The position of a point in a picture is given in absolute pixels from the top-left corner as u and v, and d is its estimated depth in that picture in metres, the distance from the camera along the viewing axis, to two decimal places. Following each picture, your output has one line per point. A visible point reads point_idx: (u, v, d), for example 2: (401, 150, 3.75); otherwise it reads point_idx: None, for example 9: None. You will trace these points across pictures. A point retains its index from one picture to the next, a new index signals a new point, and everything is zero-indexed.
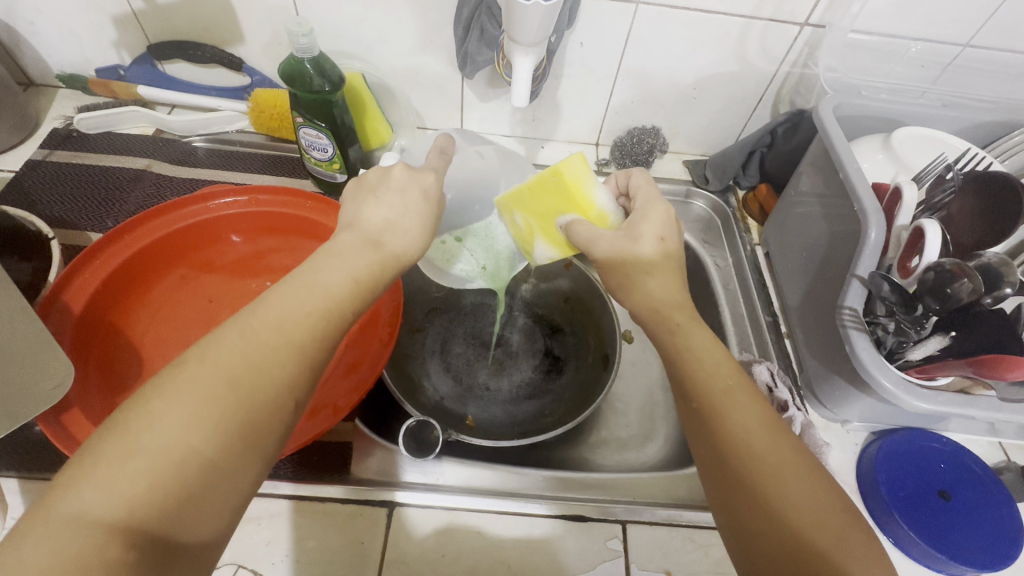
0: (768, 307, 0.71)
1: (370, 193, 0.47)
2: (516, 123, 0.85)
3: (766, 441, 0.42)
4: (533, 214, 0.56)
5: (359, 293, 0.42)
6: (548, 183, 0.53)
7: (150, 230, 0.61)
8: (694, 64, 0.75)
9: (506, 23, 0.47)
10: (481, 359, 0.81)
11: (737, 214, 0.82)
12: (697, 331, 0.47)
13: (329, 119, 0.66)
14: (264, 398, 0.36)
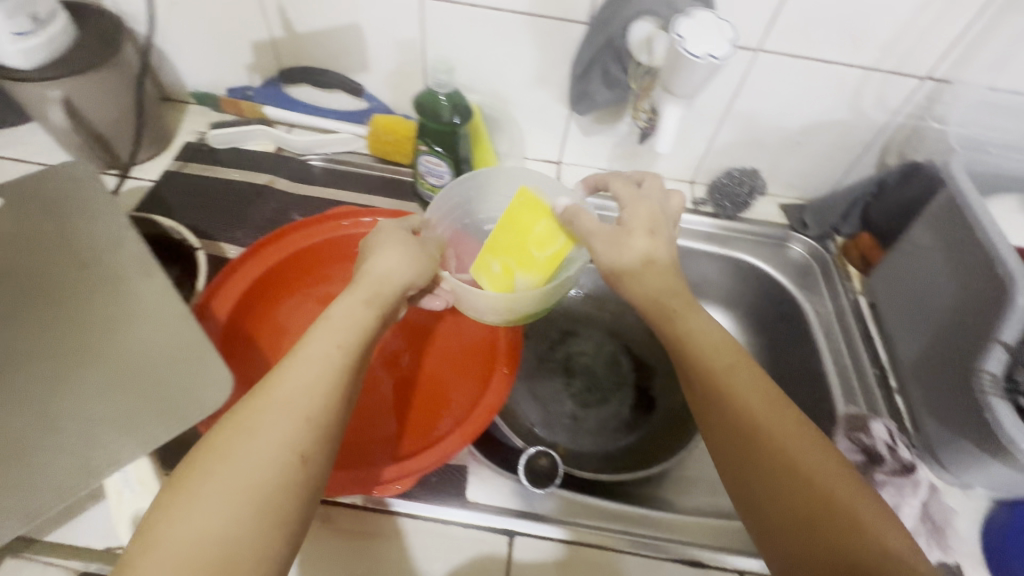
0: (875, 360, 0.70)
1: (371, 252, 0.54)
2: (615, 158, 0.86)
3: (774, 424, 0.44)
4: (510, 253, 0.57)
5: (337, 340, 0.45)
6: (518, 209, 0.57)
7: (296, 241, 0.65)
8: (804, 111, 0.76)
9: (666, 74, 0.50)
10: (571, 388, 0.81)
11: (836, 261, 0.81)
12: (693, 314, 0.51)
13: (451, 148, 0.69)
14: (286, 472, 0.38)
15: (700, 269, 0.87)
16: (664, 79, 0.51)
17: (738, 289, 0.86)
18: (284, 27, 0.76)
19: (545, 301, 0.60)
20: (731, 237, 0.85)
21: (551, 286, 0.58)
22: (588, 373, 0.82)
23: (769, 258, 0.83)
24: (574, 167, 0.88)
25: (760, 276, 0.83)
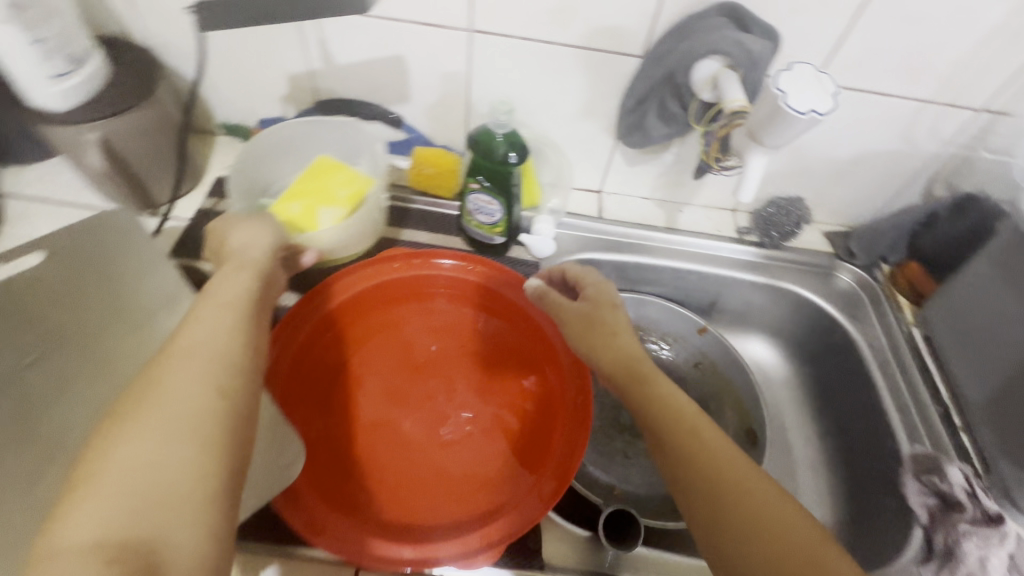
0: (937, 397, 0.69)
1: (234, 224, 0.57)
2: (659, 187, 0.84)
3: (716, 436, 0.46)
4: (308, 195, 0.67)
5: (242, 303, 0.46)
6: (330, 166, 0.69)
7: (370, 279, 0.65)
8: (856, 142, 0.75)
9: (759, 129, 0.53)
10: (621, 424, 0.79)
11: (886, 291, 0.80)
12: (629, 336, 0.54)
13: (505, 188, 0.67)
14: (223, 413, 0.37)
15: (744, 298, 0.86)
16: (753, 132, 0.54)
17: (784, 319, 0.85)
18: (324, 59, 0.73)
19: (360, 234, 0.71)
20: (777, 267, 0.83)
21: (355, 218, 0.68)
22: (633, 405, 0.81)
23: (818, 287, 0.82)
24: (615, 196, 0.86)
25: (808, 307, 0.82)
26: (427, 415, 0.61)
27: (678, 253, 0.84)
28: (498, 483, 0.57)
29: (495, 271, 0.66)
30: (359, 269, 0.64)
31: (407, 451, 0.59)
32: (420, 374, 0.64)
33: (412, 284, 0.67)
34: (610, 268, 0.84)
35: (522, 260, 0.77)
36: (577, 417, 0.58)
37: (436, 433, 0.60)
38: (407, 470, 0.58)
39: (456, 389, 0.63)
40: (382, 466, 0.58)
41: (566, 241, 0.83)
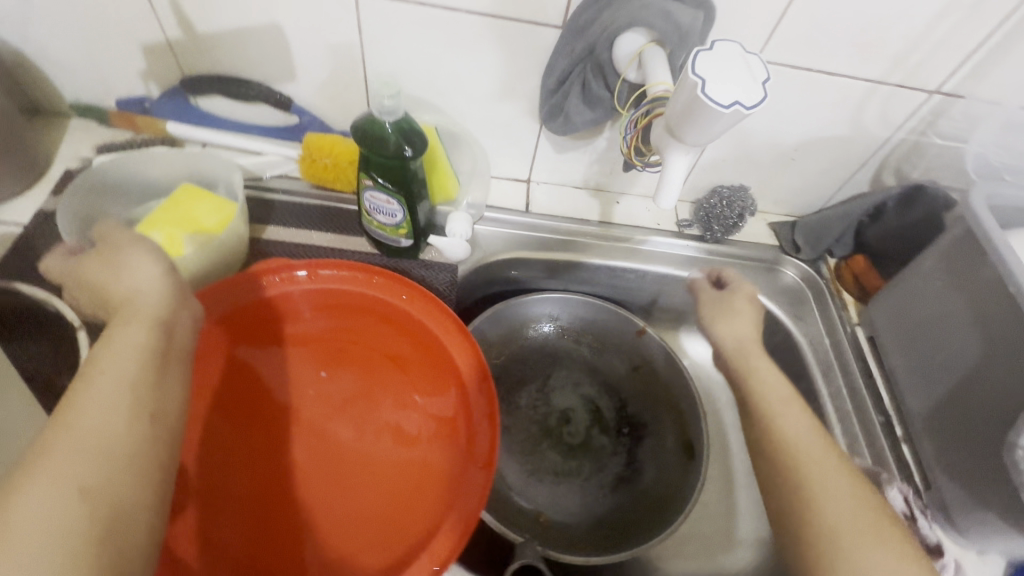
0: (880, 406, 0.64)
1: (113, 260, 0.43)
2: (592, 175, 0.76)
3: (829, 479, 0.49)
4: (167, 222, 0.59)
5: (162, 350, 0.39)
6: (186, 196, 0.61)
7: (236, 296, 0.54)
8: (801, 126, 0.68)
9: (677, 124, 0.45)
10: (550, 438, 0.73)
11: (831, 287, 0.75)
12: (769, 371, 0.59)
13: (403, 184, 0.57)
14: (122, 526, 0.32)
15: (684, 296, 0.79)
16: (672, 127, 0.46)
17: None
18: (181, 27, 0.60)
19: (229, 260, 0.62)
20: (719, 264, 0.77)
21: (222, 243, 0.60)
22: (564, 418, 0.74)
23: (761, 284, 0.76)
24: (545, 186, 0.77)
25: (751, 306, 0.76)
26: (308, 453, 0.52)
27: (613, 250, 0.76)
28: (389, 535, 0.48)
29: (390, 282, 0.57)
30: (224, 284, 0.54)
31: (282, 500, 0.50)
32: (301, 405, 0.54)
33: (293, 297, 0.56)
34: (539, 268, 0.76)
35: (437, 263, 0.69)
36: (480, 455, 0.50)
37: (318, 475, 0.51)
38: (280, 525, 0.48)
39: (344, 420, 0.54)
40: (249, 522, 0.48)
41: (489, 239, 0.74)
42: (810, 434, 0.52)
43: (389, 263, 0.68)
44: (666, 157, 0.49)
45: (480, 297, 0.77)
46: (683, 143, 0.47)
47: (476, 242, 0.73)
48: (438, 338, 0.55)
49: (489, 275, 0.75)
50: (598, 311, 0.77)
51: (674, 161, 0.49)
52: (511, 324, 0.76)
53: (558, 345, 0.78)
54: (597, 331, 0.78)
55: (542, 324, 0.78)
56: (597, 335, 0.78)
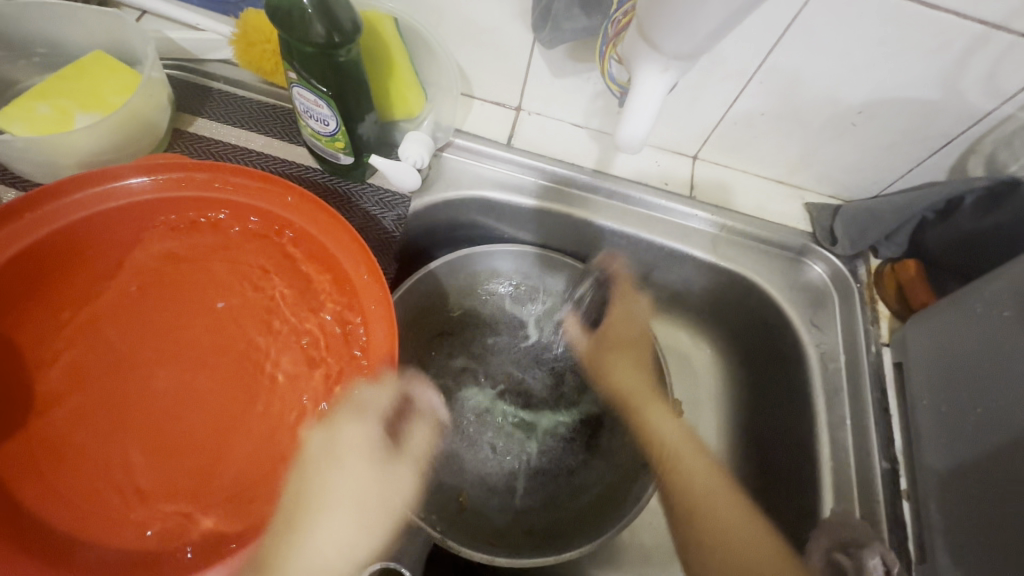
0: (888, 449, 0.52)
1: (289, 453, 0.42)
2: (594, 112, 0.61)
3: (693, 464, 0.55)
4: (64, 93, 0.50)
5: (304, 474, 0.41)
6: (96, 64, 0.52)
7: (115, 195, 0.45)
8: (872, 80, 0.51)
9: (649, 28, 0.36)
10: (496, 412, 0.64)
11: (865, 293, 0.60)
12: (634, 373, 0.61)
13: (333, 83, 0.45)
14: None
15: (681, 276, 0.66)
16: (642, 36, 0.37)
17: (726, 310, 0.67)
18: None
19: (132, 150, 0.52)
20: (731, 244, 0.63)
21: (120, 127, 0.49)
22: (514, 390, 0.65)
23: (777, 277, 0.62)
24: (537, 118, 0.64)
25: (760, 301, 0.63)
26: (176, 390, 0.43)
27: (604, 208, 0.63)
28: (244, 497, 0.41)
29: (307, 204, 0.46)
30: (111, 175, 0.44)
31: (133, 436, 0.42)
32: (180, 332, 0.45)
33: (189, 202, 0.46)
34: (512, 215, 0.64)
35: (385, 192, 0.58)
36: None
37: (181, 417, 0.43)
38: (125, 467, 0.41)
39: (228, 360, 0.45)
40: (91, 457, 0.41)
41: (456, 172, 0.62)
42: (698, 456, 0.55)
43: (329, 183, 0.57)
44: (637, 76, 0.39)
45: (441, 240, 0.66)
46: (659, 58, 0.37)
47: (439, 173, 0.62)
48: (352, 282, 0.45)
49: (452, 216, 0.64)
50: (579, 278, 0.65)
51: (646, 80, 0.39)
52: (473, 276, 0.65)
53: (527, 309, 0.68)
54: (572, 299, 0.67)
55: (507, 283, 0.67)
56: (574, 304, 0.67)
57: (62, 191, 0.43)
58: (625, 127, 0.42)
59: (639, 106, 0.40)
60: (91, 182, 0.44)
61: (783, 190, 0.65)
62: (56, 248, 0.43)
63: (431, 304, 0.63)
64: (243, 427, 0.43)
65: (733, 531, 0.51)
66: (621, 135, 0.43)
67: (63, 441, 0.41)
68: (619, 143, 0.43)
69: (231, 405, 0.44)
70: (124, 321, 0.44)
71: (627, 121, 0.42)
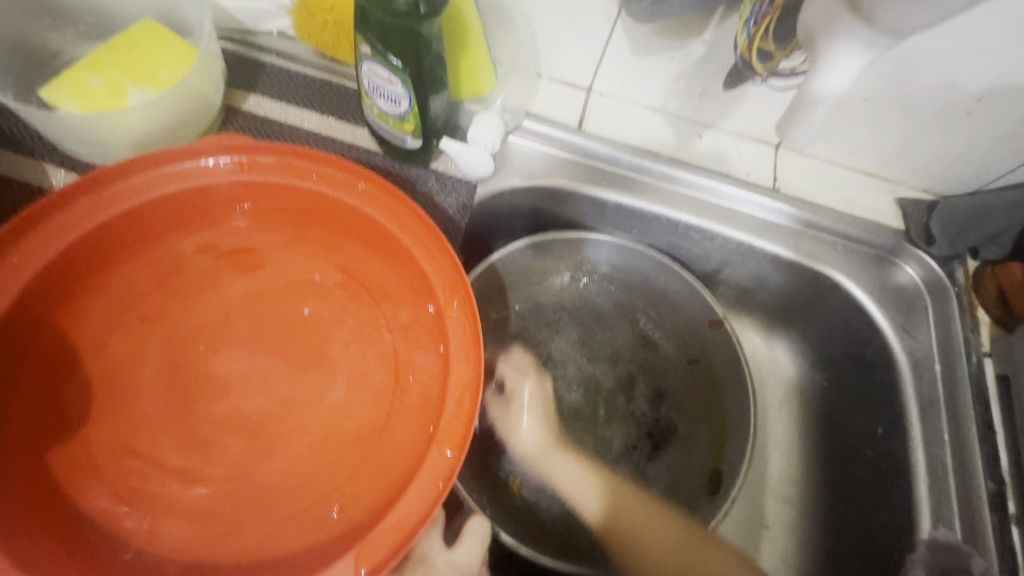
0: (993, 470, 0.48)
1: (389, 371, 0.41)
2: (674, 94, 0.56)
3: (604, 504, 0.54)
4: (116, 64, 0.46)
5: (406, 391, 0.40)
6: (148, 32, 0.48)
7: (180, 175, 0.42)
8: (1004, 65, 0.45)
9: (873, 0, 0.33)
10: (562, 404, 0.60)
11: (963, 299, 0.56)
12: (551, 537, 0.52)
13: (410, 58, 0.41)
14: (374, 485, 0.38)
15: (755, 273, 0.62)
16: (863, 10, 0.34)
17: (802, 309, 0.62)
18: None
19: (186, 128, 0.48)
20: (814, 241, 0.59)
21: (174, 103, 0.45)
22: (586, 387, 0.61)
23: (862, 277, 0.58)
24: (609, 100, 0.59)
25: (843, 303, 0.59)
26: (241, 393, 0.40)
27: (678, 199, 0.59)
28: (319, 491, 0.38)
29: (378, 191, 0.43)
30: (178, 154, 0.41)
31: (200, 441, 0.39)
32: (246, 331, 0.42)
33: (253, 190, 0.43)
34: (578, 206, 0.60)
35: (450, 177, 0.54)
36: (446, 436, 0.37)
37: (249, 421, 0.40)
38: (194, 459, 0.38)
39: (297, 360, 0.42)
40: (158, 461, 0.38)
41: (523, 156, 0.58)
42: (602, 476, 0.55)
43: (390, 167, 0.53)
44: (824, 51, 0.37)
45: (499, 229, 0.62)
46: (868, 31, 0.35)
47: (505, 158, 0.58)
48: (430, 282, 0.41)
49: (515, 205, 0.59)
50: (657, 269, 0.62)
51: (836, 59, 0.36)
52: (552, 260, 0.62)
53: (596, 308, 0.64)
54: (652, 308, 0.64)
55: (574, 271, 0.64)
56: (653, 312, 0.64)
57: (121, 174, 0.40)
58: (796, 121, 0.40)
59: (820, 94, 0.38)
60: (153, 164, 0.41)
61: (873, 182, 0.60)
62: (114, 237, 0.40)
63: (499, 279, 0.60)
64: (316, 415, 0.40)
65: (632, 532, 0.53)
66: (792, 127, 0.40)
67: (129, 432, 0.38)
68: (783, 133, 0.41)
69: (300, 408, 0.40)
70: (191, 311, 0.42)
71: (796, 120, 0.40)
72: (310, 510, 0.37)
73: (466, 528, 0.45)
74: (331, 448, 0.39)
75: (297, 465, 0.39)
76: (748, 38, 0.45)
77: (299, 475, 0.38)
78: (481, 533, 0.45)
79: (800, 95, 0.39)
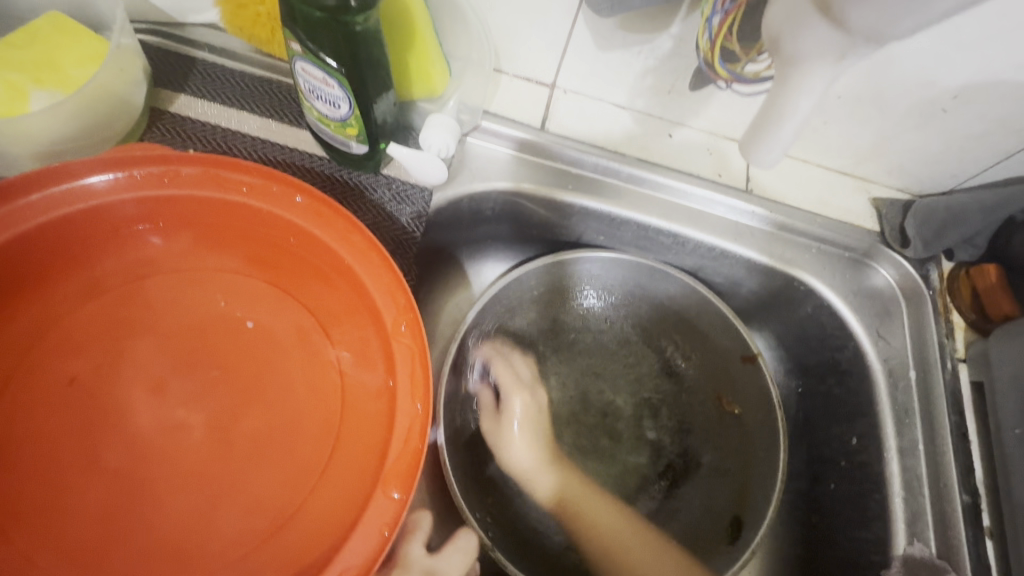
0: (967, 481, 0.47)
1: (334, 396, 0.38)
2: (641, 91, 0.53)
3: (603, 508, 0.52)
4: (15, 63, 0.41)
5: (350, 422, 0.37)
6: (51, 26, 0.42)
7: (90, 191, 0.37)
8: (980, 62, 0.43)
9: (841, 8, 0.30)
10: (575, 429, 0.58)
11: (938, 303, 0.54)
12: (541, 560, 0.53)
13: (346, 57, 0.37)
14: (317, 526, 0.35)
15: (728, 277, 0.60)
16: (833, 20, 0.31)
17: (777, 314, 0.60)
18: None
19: (104, 135, 0.43)
20: (788, 244, 0.57)
21: (86, 108, 0.41)
22: (606, 412, 0.59)
23: (837, 281, 0.56)
24: (573, 98, 0.55)
25: (817, 308, 0.57)
26: (167, 429, 0.36)
27: (648, 202, 0.56)
28: (257, 535, 0.35)
29: (317, 205, 0.39)
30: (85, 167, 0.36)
31: (117, 484, 0.35)
32: (173, 359, 0.38)
33: (174, 205, 0.39)
34: (544, 211, 0.57)
35: (402, 184, 0.50)
36: (393, 475, 0.34)
37: (179, 461, 0.36)
38: (108, 509, 0.34)
39: (233, 392, 0.38)
40: (74, 515, 0.34)
41: (482, 159, 0.54)
42: (611, 508, 0.53)
43: (337, 174, 0.49)
44: (795, 60, 0.34)
45: (460, 237, 0.58)
46: (841, 40, 0.32)
47: (463, 161, 0.54)
48: (377, 306, 0.38)
49: (476, 210, 0.56)
50: (679, 295, 0.58)
51: (806, 67, 0.34)
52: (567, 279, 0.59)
53: (616, 335, 0.61)
54: (678, 339, 0.60)
55: (594, 292, 0.61)
56: (682, 341, 0.60)
57: (18, 191, 0.35)
58: (761, 140, 0.38)
59: (789, 111, 0.36)
60: (56, 179, 0.36)
61: (847, 181, 0.58)
62: (16, 263, 0.36)
63: (505, 295, 0.57)
64: (253, 450, 0.37)
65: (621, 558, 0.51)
66: (758, 145, 0.39)
67: (36, 481, 0.34)
68: (748, 152, 0.40)
69: (234, 442, 0.37)
70: (108, 342, 0.37)
71: (762, 140, 0.39)
72: (244, 555, 0.34)
73: (453, 540, 0.43)
74: (271, 488, 0.36)
75: (233, 505, 0.35)
76: (711, 39, 0.42)
77: (234, 515, 0.35)
78: (466, 549, 0.43)
79: (765, 112, 0.37)
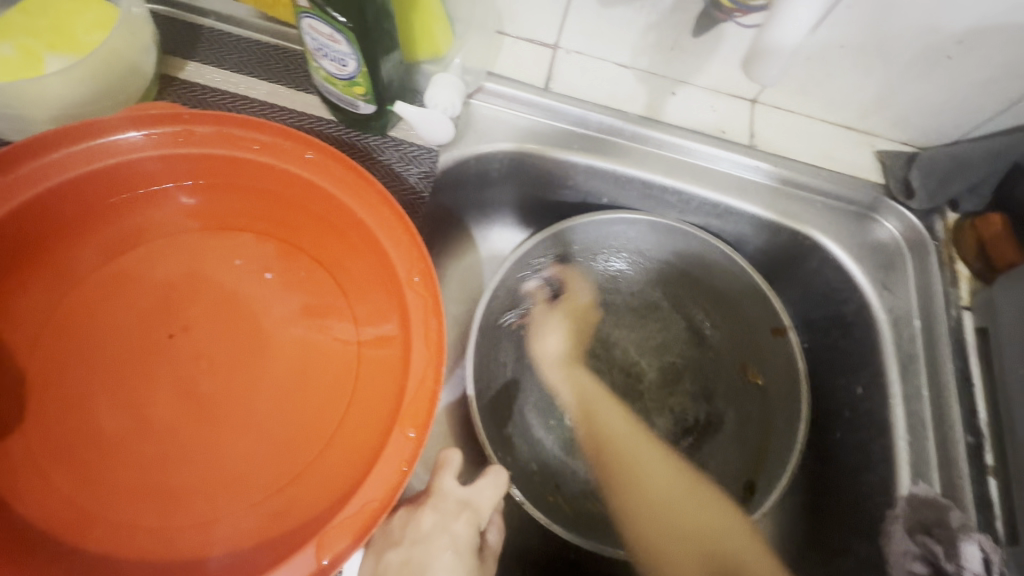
0: (971, 423, 0.48)
1: (353, 347, 0.39)
2: (644, 49, 0.53)
3: (621, 431, 0.55)
4: (26, 28, 0.41)
5: (367, 369, 0.38)
6: None
7: (108, 149, 0.38)
8: (982, 5, 0.43)
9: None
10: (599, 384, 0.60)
11: (943, 253, 0.54)
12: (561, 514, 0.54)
13: (353, 10, 0.38)
14: (339, 467, 0.36)
15: (734, 234, 0.60)
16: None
17: (783, 271, 0.61)
18: None
19: (116, 100, 0.44)
20: (793, 200, 0.57)
21: (98, 71, 0.42)
22: (630, 372, 0.60)
23: (843, 235, 0.56)
24: (577, 59, 0.56)
25: (822, 262, 0.57)
26: (191, 379, 0.38)
27: (653, 160, 0.56)
28: (283, 475, 0.36)
29: (329, 161, 0.40)
30: (99, 126, 0.37)
31: (144, 429, 0.36)
32: (195, 312, 0.39)
33: (189, 164, 0.40)
34: (552, 172, 0.57)
35: (409, 146, 0.51)
36: (409, 417, 0.35)
37: (202, 411, 0.37)
38: (137, 454, 0.36)
39: (253, 346, 0.39)
40: (106, 460, 0.35)
41: (488, 121, 0.55)
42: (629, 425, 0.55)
43: (346, 137, 0.50)
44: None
45: (468, 200, 0.59)
46: None
47: (469, 123, 0.55)
48: (392, 258, 0.39)
49: (483, 173, 0.57)
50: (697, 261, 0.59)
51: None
52: (591, 245, 0.60)
53: (639, 300, 0.62)
54: (705, 306, 0.61)
55: (620, 259, 0.61)
56: (709, 309, 0.61)
57: (37, 149, 0.36)
58: (761, 61, 0.42)
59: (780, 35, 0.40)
60: (72, 138, 0.37)
61: (852, 136, 0.58)
62: (39, 222, 0.37)
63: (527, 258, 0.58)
64: (276, 397, 0.38)
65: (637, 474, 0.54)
66: (756, 67, 0.43)
67: (71, 427, 0.35)
68: (750, 72, 0.44)
69: (256, 390, 0.38)
70: (130, 297, 0.39)
71: (759, 62, 0.43)
72: (269, 492, 0.36)
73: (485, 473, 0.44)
74: (294, 432, 0.37)
75: (258, 449, 0.37)
76: None
77: (258, 457, 0.37)
78: (498, 482, 0.44)
79: (761, 39, 0.42)
